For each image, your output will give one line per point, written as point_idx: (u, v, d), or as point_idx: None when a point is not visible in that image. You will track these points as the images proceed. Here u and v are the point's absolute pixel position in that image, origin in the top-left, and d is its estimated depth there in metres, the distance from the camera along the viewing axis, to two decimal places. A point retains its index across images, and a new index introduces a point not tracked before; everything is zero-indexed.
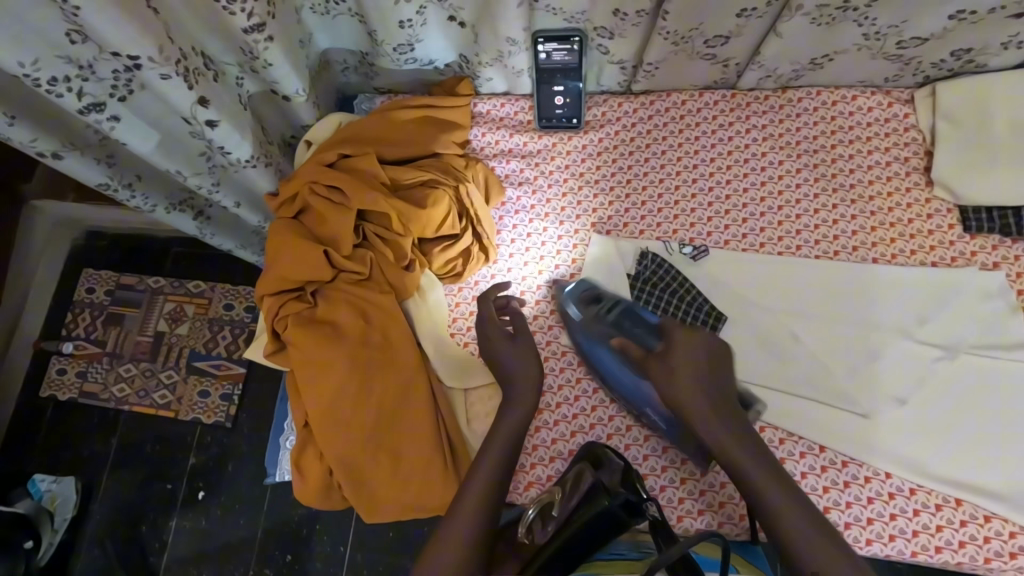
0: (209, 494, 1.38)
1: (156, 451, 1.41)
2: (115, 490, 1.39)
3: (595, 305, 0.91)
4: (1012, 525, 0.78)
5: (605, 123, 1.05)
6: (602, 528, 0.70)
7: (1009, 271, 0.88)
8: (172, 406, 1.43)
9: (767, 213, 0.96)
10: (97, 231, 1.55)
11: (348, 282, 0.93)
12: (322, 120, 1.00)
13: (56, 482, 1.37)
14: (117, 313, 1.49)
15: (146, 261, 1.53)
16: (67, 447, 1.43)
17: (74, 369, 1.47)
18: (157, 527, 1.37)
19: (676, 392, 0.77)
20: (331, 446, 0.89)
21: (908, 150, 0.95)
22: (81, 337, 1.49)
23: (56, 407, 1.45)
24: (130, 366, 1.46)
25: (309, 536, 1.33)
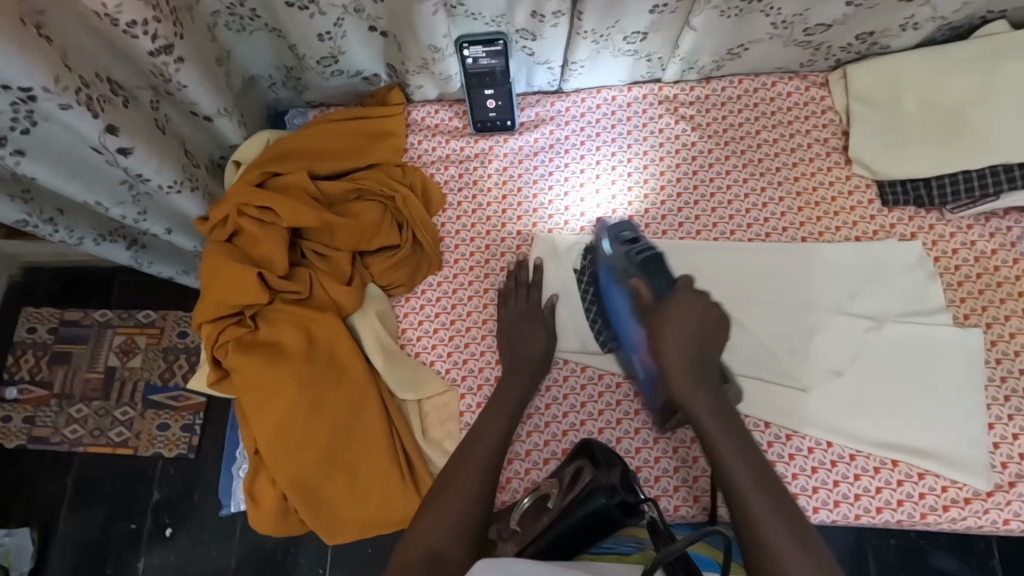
0: (176, 530, 1.33)
1: (115, 492, 1.35)
2: (75, 537, 1.33)
3: (626, 245, 0.90)
4: (944, 480, 0.83)
5: (539, 123, 1.06)
6: (594, 521, 0.74)
7: (926, 240, 0.92)
8: (129, 443, 1.37)
9: (701, 201, 0.99)
10: (35, 267, 1.47)
11: (287, 302, 0.91)
12: (249, 138, 0.97)
13: (9, 535, 1.31)
14: (63, 351, 1.42)
15: (90, 294, 1.46)
16: (18, 497, 1.35)
17: (20, 414, 1.39)
18: (124, 569, 1.32)
19: (663, 348, 0.80)
20: (283, 470, 0.87)
21: (827, 132, 0.99)
22: (25, 380, 1.41)
23: (4, 456, 1.38)
24: (81, 406, 1.39)
25: (281, 562, 1.30)
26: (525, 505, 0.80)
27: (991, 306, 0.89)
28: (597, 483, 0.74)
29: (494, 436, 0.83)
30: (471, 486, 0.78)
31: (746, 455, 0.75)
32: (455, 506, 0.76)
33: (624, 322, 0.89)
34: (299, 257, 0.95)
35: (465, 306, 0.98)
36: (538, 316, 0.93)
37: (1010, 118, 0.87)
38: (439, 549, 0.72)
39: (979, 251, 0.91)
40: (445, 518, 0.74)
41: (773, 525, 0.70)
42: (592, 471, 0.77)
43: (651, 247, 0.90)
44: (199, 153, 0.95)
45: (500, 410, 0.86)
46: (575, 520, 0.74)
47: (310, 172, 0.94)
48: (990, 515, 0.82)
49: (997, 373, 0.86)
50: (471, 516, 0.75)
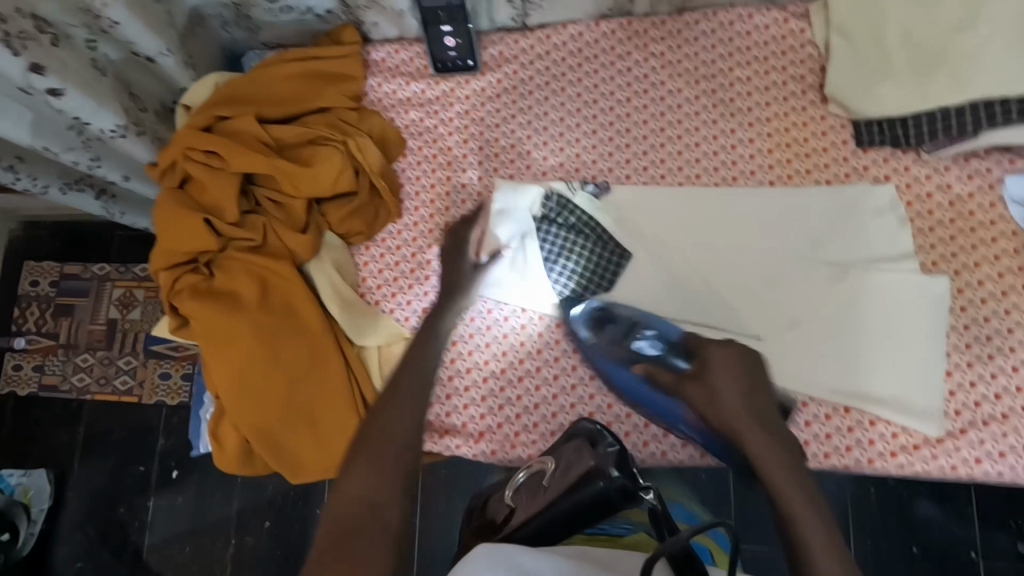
0: (183, 474, 1.39)
1: (122, 436, 1.41)
2: (89, 478, 1.40)
3: (611, 327, 0.88)
4: (894, 427, 0.82)
5: (503, 63, 1.01)
6: (592, 507, 0.73)
7: (900, 183, 0.88)
8: (134, 391, 1.41)
9: (667, 144, 0.95)
10: (33, 221, 1.49)
11: (241, 250, 0.91)
12: (199, 81, 0.94)
13: (26, 475, 1.38)
14: (66, 304, 1.45)
15: (88, 249, 1.47)
16: (33, 440, 1.42)
17: (30, 363, 1.44)
18: (136, 511, 1.39)
19: (727, 409, 0.79)
20: (246, 413, 0.89)
21: (804, 68, 0.93)
22: (32, 332, 1.45)
23: (18, 403, 1.44)
24: (88, 356, 1.43)
25: (281, 504, 1.35)
26: (519, 480, 0.80)
27: (962, 252, 0.85)
28: (594, 467, 0.74)
29: (413, 375, 0.79)
30: (397, 432, 0.72)
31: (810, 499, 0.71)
32: (378, 450, 0.71)
33: (659, 401, 0.86)
34: (252, 204, 0.94)
35: (424, 254, 0.97)
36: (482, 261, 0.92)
37: (996, 47, 0.80)
38: (374, 498, 0.67)
39: (955, 195, 0.87)
40: (376, 459, 0.70)
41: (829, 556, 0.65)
42: (591, 454, 0.76)
43: (631, 318, 0.89)
44: (149, 97, 0.93)
45: (428, 345, 0.84)
46: (575, 501, 0.73)
47: (259, 116, 0.92)
48: (938, 461, 0.81)
49: (960, 322, 0.83)
50: (403, 462, 0.71)
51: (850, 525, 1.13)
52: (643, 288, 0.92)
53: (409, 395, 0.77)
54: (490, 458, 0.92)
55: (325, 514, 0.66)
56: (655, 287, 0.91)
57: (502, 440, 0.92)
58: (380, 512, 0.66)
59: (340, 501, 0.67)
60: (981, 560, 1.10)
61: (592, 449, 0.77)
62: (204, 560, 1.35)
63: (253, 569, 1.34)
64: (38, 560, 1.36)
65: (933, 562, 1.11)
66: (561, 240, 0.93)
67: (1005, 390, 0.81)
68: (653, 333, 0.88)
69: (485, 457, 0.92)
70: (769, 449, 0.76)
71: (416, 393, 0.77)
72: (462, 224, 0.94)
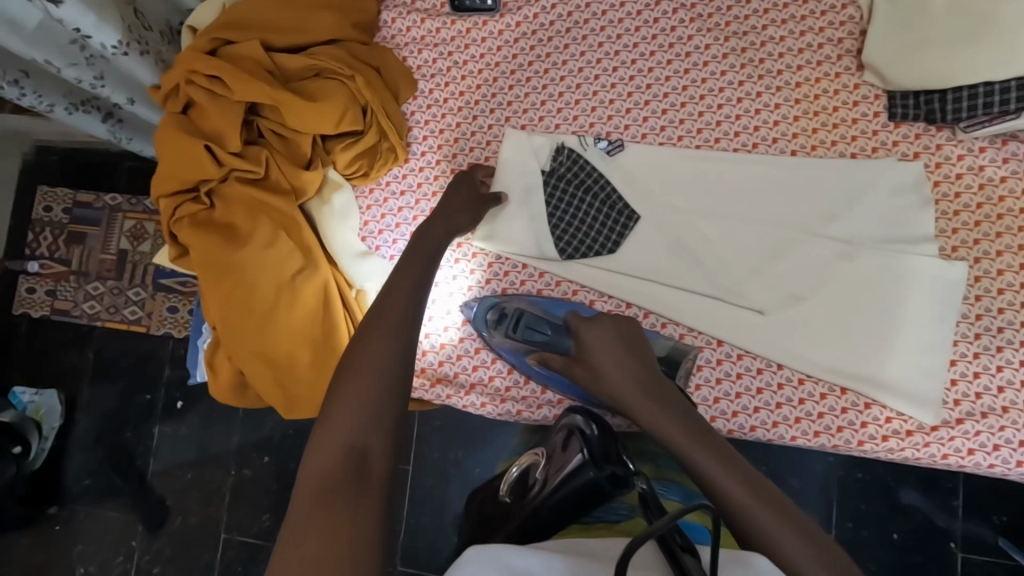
0: (187, 404, 1.43)
1: (130, 362, 1.44)
2: (97, 400, 1.45)
3: (504, 325, 0.89)
4: (889, 411, 0.81)
5: (523, 4, 0.96)
6: (588, 495, 0.77)
7: (929, 162, 0.83)
8: (143, 321, 1.44)
9: (688, 103, 0.91)
10: (47, 145, 1.48)
11: (242, 182, 0.89)
12: (206, 2, 0.91)
13: (38, 393, 1.42)
14: (78, 231, 1.46)
15: (100, 176, 1.46)
16: (45, 361, 1.46)
17: (43, 287, 1.46)
18: (142, 435, 1.43)
19: (629, 397, 0.76)
20: (241, 348, 0.90)
21: (842, 31, 0.87)
22: (46, 256, 1.47)
23: (31, 325, 1.47)
24: (98, 285, 1.45)
25: (280, 441, 1.38)
26: (513, 474, 0.88)
27: (985, 238, 0.81)
28: (585, 455, 0.77)
29: (394, 312, 0.76)
30: (385, 371, 0.71)
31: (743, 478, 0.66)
32: (364, 390, 0.69)
33: (566, 386, 0.89)
34: (255, 135, 0.91)
35: (428, 202, 0.95)
36: (483, 201, 0.90)
37: None
38: (360, 442, 0.66)
39: (986, 178, 0.82)
40: (360, 399, 0.68)
41: (761, 511, 0.63)
42: (582, 442, 0.79)
43: (520, 311, 0.89)
44: (154, 17, 0.90)
45: (416, 284, 0.80)
46: (571, 490, 0.76)
47: (265, 43, 0.88)
48: (929, 449, 0.80)
49: (972, 311, 0.80)
50: (388, 406, 0.69)
51: (835, 506, 1.14)
52: (649, 254, 0.89)
53: (392, 333, 0.74)
54: (480, 410, 0.92)
55: (307, 461, 0.65)
56: (661, 253, 0.89)
57: (492, 393, 0.92)
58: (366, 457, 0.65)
59: (323, 449, 0.65)
60: (960, 550, 1.10)
61: (586, 437, 0.80)
62: (205, 486, 1.40)
63: (250, 499, 1.38)
64: (49, 474, 1.42)
65: (913, 547, 1.12)
66: (566, 197, 0.92)
67: (1009, 384, 0.78)
68: (539, 319, 0.89)
69: (474, 409, 0.92)
70: (685, 437, 0.70)
71: (396, 332, 0.74)
72: (470, 173, 0.92)
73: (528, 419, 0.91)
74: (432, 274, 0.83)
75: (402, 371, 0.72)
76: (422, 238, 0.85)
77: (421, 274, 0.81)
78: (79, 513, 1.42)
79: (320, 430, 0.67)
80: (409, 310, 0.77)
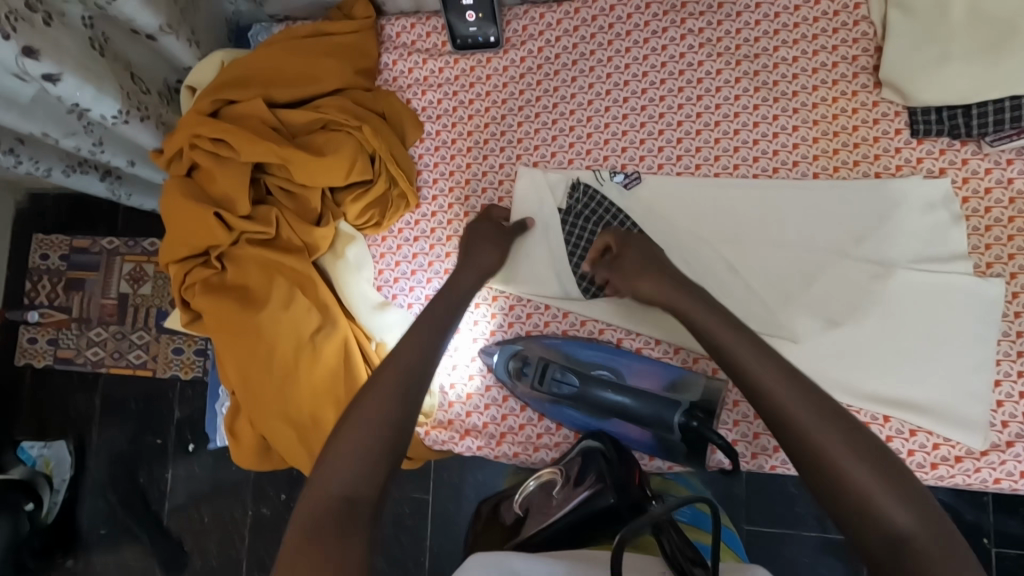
0: (199, 446, 1.39)
1: (140, 410, 1.41)
2: (107, 450, 1.41)
3: (528, 377, 0.86)
4: (937, 437, 0.78)
5: (526, 39, 0.94)
6: (602, 517, 0.80)
7: (955, 177, 0.82)
8: (148, 365, 1.41)
9: (703, 131, 0.89)
10: (40, 192, 1.45)
11: (253, 243, 0.87)
12: (203, 60, 0.89)
13: (47, 446, 1.38)
14: (77, 278, 1.43)
15: (97, 221, 1.43)
16: (51, 411, 1.43)
17: (44, 336, 1.43)
18: (155, 479, 1.40)
19: (687, 309, 0.75)
20: (261, 411, 0.87)
21: (857, 48, 0.85)
22: (45, 305, 1.44)
23: (34, 375, 1.44)
24: (100, 330, 1.42)
25: (296, 478, 1.36)
26: (530, 488, 0.84)
27: (1020, 253, 0.79)
28: (606, 482, 0.79)
29: (404, 359, 0.72)
30: (387, 418, 0.66)
31: (795, 379, 0.63)
32: (359, 435, 0.64)
33: (598, 424, 0.88)
34: (263, 193, 0.89)
35: (443, 246, 0.93)
36: (508, 236, 0.88)
37: None
38: (353, 492, 0.61)
39: (1015, 191, 0.80)
40: (360, 446, 0.63)
41: (791, 396, 0.62)
42: (603, 471, 0.81)
43: (544, 362, 0.86)
44: (151, 78, 0.88)
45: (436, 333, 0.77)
46: (586, 513, 0.80)
47: (267, 99, 0.86)
48: (980, 474, 0.77)
49: (1013, 329, 0.78)
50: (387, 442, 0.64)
51: None
52: None
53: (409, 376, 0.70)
54: (513, 460, 0.91)
55: (301, 501, 0.61)
56: None
57: (524, 443, 0.89)
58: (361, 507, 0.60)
59: (315, 494, 0.61)
60: (993, 546, 1.10)
61: (608, 466, 0.81)
62: (222, 529, 1.37)
63: (271, 542, 1.35)
64: (62, 527, 1.39)
65: None
66: (584, 232, 0.90)
67: None
68: (565, 368, 0.86)
69: (507, 458, 0.91)
70: (724, 330, 0.70)
71: (405, 382, 0.69)
72: (488, 214, 0.90)
73: None
74: (454, 323, 0.80)
75: (404, 424, 0.66)
76: (454, 284, 0.84)
77: (438, 329, 0.77)
78: (97, 566, 1.38)
79: (315, 473, 0.63)
80: (418, 360, 0.72)
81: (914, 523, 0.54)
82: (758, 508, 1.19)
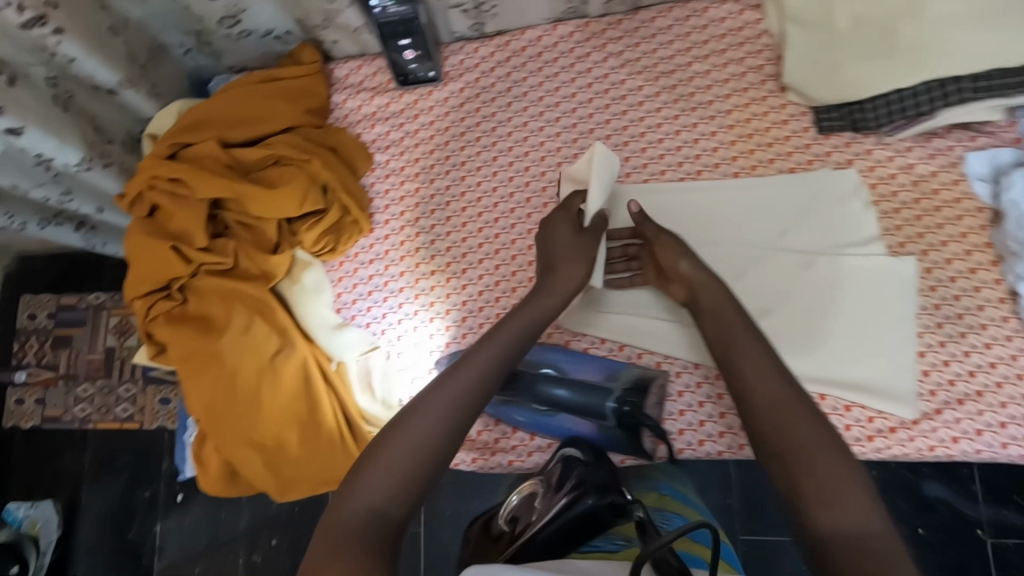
0: (188, 496, 1.40)
1: (129, 463, 1.42)
2: (96, 505, 1.41)
3: None
4: (870, 411, 0.81)
5: (464, 71, 1.02)
6: (584, 523, 0.75)
7: (862, 167, 0.88)
8: (136, 417, 1.42)
9: (630, 142, 0.95)
10: (28, 255, 1.51)
11: (211, 274, 0.91)
12: (162, 110, 0.96)
13: (33, 507, 1.39)
14: (64, 335, 1.46)
15: (83, 279, 1.48)
16: (40, 471, 1.43)
17: (31, 396, 1.45)
18: (144, 533, 1.39)
19: (731, 330, 0.75)
20: (223, 438, 0.90)
21: (761, 58, 0.93)
22: (32, 364, 1.46)
23: (22, 436, 1.45)
24: (87, 386, 1.44)
25: (287, 519, 1.35)
26: (512, 502, 0.84)
27: (928, 231, 0.85)
28: (586, 483, 0.77)
29: (469, 380, 0.68)
30: (434, 445, 0.63)
31: (785, 381, 0.69)
32: (402, 448, 0.62)
33: (547, 424, 0.90)
34: (222, 228, 0.94)
35: (397, 267, 0.98)
36: (586, 240, 0.84)
37: (952, 11, 0.79)
38: (380, 513, 0.58)
39: (918, 175, 0.86)
40: (394, 465, 0.61)
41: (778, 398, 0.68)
42: (581, 474, 0.79)
43: None
44: (115, 129, 0.96)
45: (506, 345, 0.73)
46: (565, 520, 0.75)
47: (223, 139, 0.93)
48: (915, 443, 0.80)
49: (930, 302, 0.83)
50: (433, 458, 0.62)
51: None
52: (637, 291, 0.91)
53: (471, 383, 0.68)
54: (471, 466, 0.92)
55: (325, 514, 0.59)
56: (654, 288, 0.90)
57: (482, 448, 0.92)
58: (390, 528, 0.57)
59: (345, 505, 0.59)
60: (989, 537, 1.13)
61: (585, 467, 0.81)
62: None
63: None
64: None
65: (938, 540, 1.14)
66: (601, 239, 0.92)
67: (979, 368, 0.80)
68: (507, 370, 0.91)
69: (466, 466, 0.92)
70: (736, 326, 0.75)
71: (462, 405, 0.66)
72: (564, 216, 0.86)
73: (520, 468, 0.91)
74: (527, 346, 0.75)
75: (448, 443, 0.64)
76: (535, 297, 0.79)
77: (509, 351, 0.72)
78: None
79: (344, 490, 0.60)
80: (479, 387, 0.68)
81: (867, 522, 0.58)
82: (753, 516, 1.20)
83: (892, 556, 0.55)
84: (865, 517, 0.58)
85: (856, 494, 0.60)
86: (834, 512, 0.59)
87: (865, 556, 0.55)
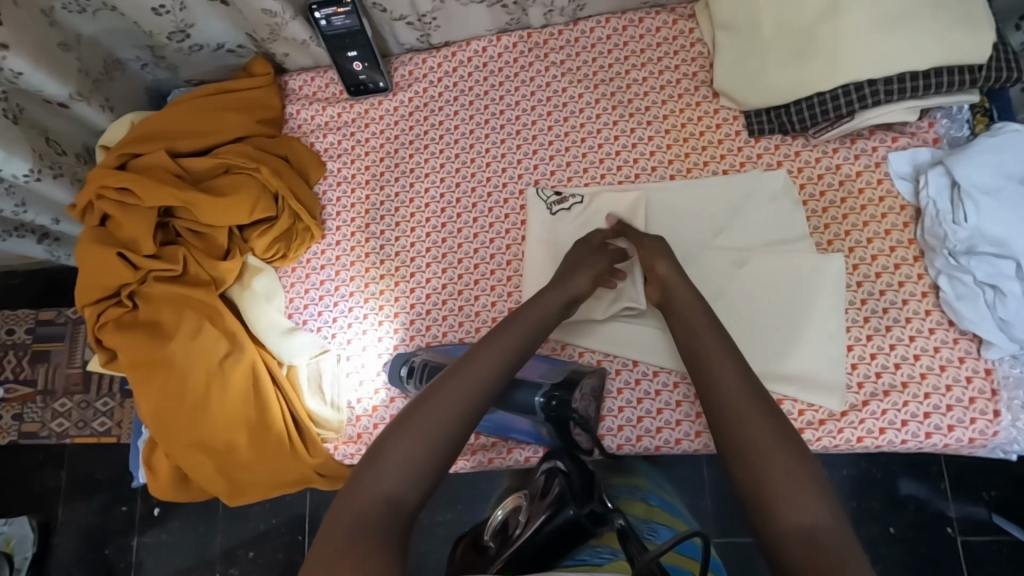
0: (165, 511, 1.39)
1: (104, 478, 1.41)
2: (71, 522, 1.40)
3: (409, 381, 0.90)
4: (801, 404, 0.83)
5: (412, 82, 1.05)
6: (566, 532, 0.75)
7: (791, 168, 0.91)
8: (113, 431, 1.42)
9: (572, 148, 0.98)
10: (7, 270, 1.52)
11: (160, 281, 0.94)
12: (116, 122, 0.99)
13: (7, 523, 1.37)
14: (42, 349, 1.46)
15: (62, 294, 1.49)
16: (16, 488, 1.42)
17: (9, 412, 1.45)
18: (121, 550, 1.38)
19: (697, 326, 0.77)
20: (172, 442, 0.91)
21: (695, 66, 0.97)
22: (11, 380, 1.46)
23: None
24: (65, 401, 1.44)
25: (265, 532, 1.35)
26: (499, 517, 0.83)
27: (854, 229, 0.88)
28: (568, 491, 0.77)
29: (475, 375, 0.70)
30: (442, 436, 0.64)
31: (746, 378, 0.70)
32: (416, 440, 0.63)
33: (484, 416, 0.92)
34: (172, 235, 0.97)
35: (348, 272, 1.00)
36: (599, 256, 0.88)
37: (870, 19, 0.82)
38: (394, 499, 0.59)
39: (844, 174, 0.90)
40: (409, 454, 0.62)
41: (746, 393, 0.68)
42: (563, 484, 0.78)
43: (424, 362, 0.90)
44: (69, 142, 0.99)
45: (499, 344, 0.75)
46: (548, 529, 0.74)
47: (171, 150, 0.95)
48: (844, 434, 0.82)
49: (857, 296, 0.85)
50: (443, 448, 0.64)
51: None
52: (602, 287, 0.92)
53: (478, 380, 0.70)
54: None
55: (333, 511, 0.59)
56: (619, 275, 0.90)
57: None
58: (398, 518, 0.58)
59: (356, 496, 0.59)
60: (959, 534, 1.15)
61: (568, 477, 0.80)
62: None
63: None
64: None
65: (909, 539, 1.15)
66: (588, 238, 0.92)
67: (904, 359, 0.82)
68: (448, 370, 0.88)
69: None
70: (703, 323, 0.77)
71: (471, 398, 0.68)
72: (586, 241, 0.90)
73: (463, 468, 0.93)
74: (527, 350, 0.77)
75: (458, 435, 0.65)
76: (540, 299, 0.82)
77: (517, 349, 0.75)
78: None
79: (357, 479, 0.61)
80: (486, 380, 0.70)
81: (826, 517, 0.57)
82: (727, 519, 1.21)
83: (849, 550, 0.54)
84: (816, 513, 0.58)
85: (806, 490, 0.59)
86: (795, 508, 0.58)
87: (822, 551, 0.54)
